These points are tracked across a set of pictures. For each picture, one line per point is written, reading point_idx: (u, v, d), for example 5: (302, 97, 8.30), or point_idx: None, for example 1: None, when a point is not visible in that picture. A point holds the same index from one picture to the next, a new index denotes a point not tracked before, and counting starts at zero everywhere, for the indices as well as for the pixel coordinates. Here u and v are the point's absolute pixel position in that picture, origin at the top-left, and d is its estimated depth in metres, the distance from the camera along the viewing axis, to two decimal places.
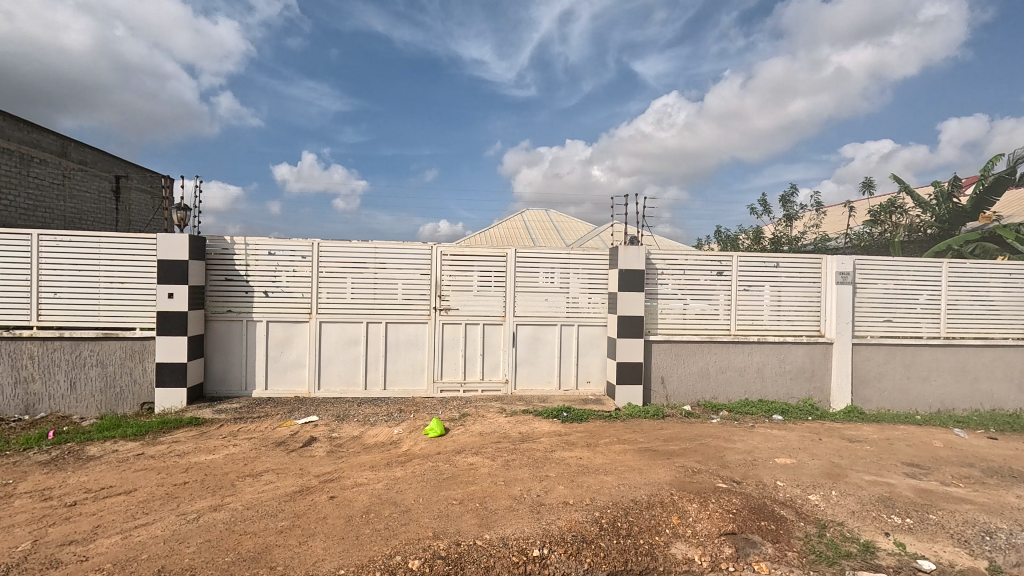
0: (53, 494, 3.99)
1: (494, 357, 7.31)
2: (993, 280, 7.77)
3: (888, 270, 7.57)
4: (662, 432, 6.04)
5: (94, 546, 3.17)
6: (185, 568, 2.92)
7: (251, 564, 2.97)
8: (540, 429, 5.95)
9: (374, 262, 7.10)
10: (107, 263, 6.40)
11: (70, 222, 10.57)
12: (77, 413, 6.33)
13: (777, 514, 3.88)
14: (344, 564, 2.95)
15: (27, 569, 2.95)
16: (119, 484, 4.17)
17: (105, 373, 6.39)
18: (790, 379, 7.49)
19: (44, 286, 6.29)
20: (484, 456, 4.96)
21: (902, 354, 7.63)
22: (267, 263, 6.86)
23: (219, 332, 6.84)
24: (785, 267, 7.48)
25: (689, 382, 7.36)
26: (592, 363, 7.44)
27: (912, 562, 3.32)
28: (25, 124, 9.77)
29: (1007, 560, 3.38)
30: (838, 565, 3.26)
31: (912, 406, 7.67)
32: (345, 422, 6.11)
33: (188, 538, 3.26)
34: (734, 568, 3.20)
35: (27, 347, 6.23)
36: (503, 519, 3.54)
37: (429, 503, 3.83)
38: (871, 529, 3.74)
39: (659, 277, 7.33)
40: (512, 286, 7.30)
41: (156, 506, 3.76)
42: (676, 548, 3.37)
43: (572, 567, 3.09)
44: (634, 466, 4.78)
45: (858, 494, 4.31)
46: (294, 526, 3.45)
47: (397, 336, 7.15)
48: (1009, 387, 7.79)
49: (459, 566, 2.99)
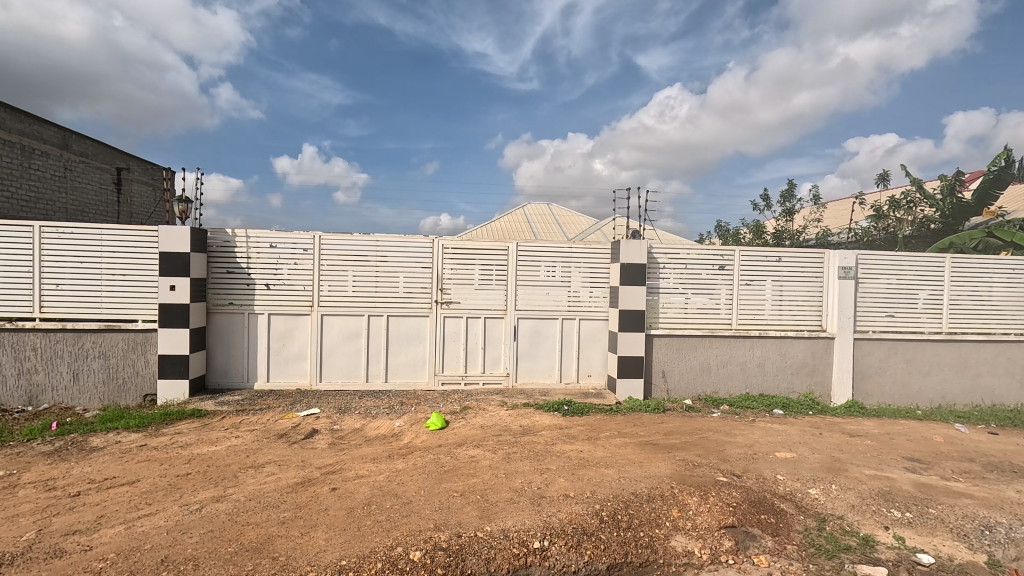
0: (56, 484, 4.02)
1: (496, 351, 7.32)
2: (995, 280, 7.75)
3: (890, 265, 7.55)
4: (663, 425, 6.05)
5: (98, 536, 3.20)
6: (189, 558, 2.93)
7: (254, 554, 2.99)
8: (541, 422, 5.97)
9: (375, 255, 7.09)
10: (108, 256, 6.40)
11: (72, 215, 10.62)
12: (80, 405, 6.36)
13: (777, 507, 3.90)
14: (347, 555, 2.97)
15: (31, 558, 2.96)
16: (121, 475, 4.19)
17: (107, 365, 6.42)
18: (791, 374, 7.49)
19: (46, 279, 6.29)
20: (486, 449, 4.98)
21: (904, 350, 7.63)
22: (268, 256, 6.86)
23: (220, 324, 6.85)
24: (787, 262, 7.46)
25: (690, 377, 7.36)
26: (593, 357, 7.45)
27: (911, 556, 3.33)
28: (26, 116, 9.70)
29: (1006, 555, 3.39)
30: (837, 559, 3.27)
31: (913, 401, 7.67)
32: (347, 414, 6.14)
33: (191, 529, 3.28)
34: (734, 561, 3.22)
35: (30, 338, 6.25)
36: (504, 512, 3.56)
37: (431, 495, 3.85)
38: (871, 523, 3.75)
39: (660, 272, 7.31)
40: (514, 280, 7.29)
41: (158, 497, 3.78)
42: (676, 540, 3.39)
43: (572, 559, 3.11)
44: (635, 459, 4.80)
45: (858, 488, 4.32)
46: (296, 517, 3.47)
47: (399, 329, 7.16)
48: (1010, 382, 7.78)
49: (460, 558, 3.00)
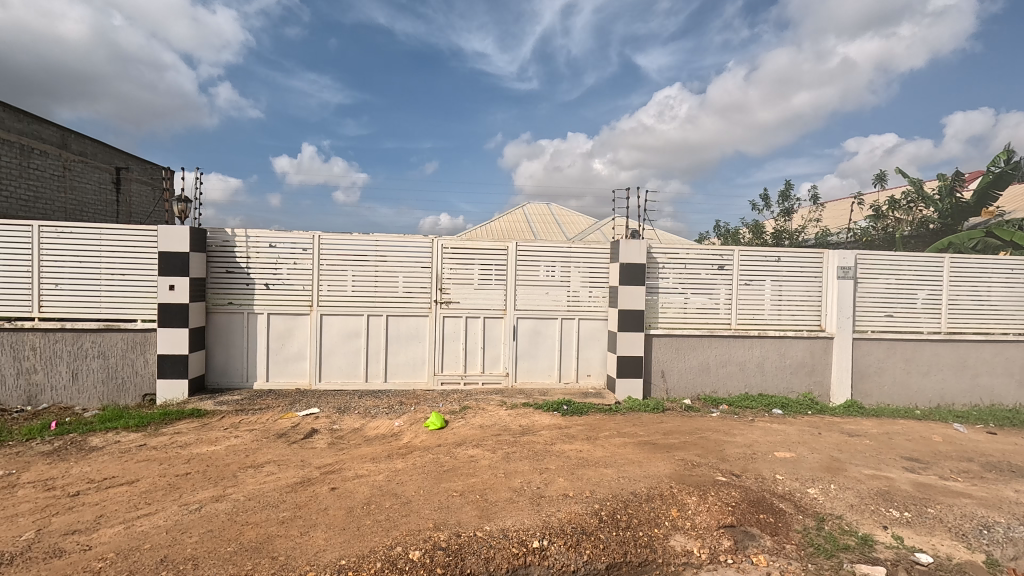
0: (56, 484, 4.01)
1: (495, 350, 7.32)
2: (994, 280, 7.77)
3: (889, 265, 7.56)
4: (663, 425, 6.06)
5: (97, 536, 3.20)
6: (188, 558, 2.94)
7: (253, 554, 2.98)
8: (541, 422, 5.98)
9: (375, 254, 7.09)
10: (108, 256, 6.40)
11: (71, 214, 10.60)
12: (79, 405, 6.35)
13: (776, 507, 3.90)
14: (346, 555, 2.97)
15: (30, 558, 2.96)
16: (120, 475, 4.18)
17: (107, 365, 6.41)
18: (790, 373, 7.50)
19: (45, 279, 6.29)
20: (485, 448, 4.98)
21: (903, 349, 7.64)
22: (268, 256, 6.86)
23: (220, 324, 6.85)
24: (786, 262, 7.47)
25: (690, 376, 7.37)
26: (592, 356, 7.45)
27: (910, 555, 3.34)
28: (25, 115, 9.69)
29: (1004, 554, 3.40)
30: (836, 558, 3.28)
31: (912, 401, 7.68)
32: (346, 413, 6.14)
33: (190, 529, 3.28)
34: (733, 560, 3.22)
35: (29, 338, 6.24)
36: (503, 511, 3.56)
37: (430, 495, 3.85)
38: (869, 523, 3.76)
39: (659, 271, 7.32)
40: (513, 280, 7.29)
41: (158, 497, 3.78)
42: (675, 540, 3.39)
43: (572, 558, 3.11)
44: (634, 459, 4.80)
45: (857, 488, 4.32)
46: (295, 517, 3.47)
47: (398, 329, 7.16)
48: (1009, 382, 7.80)
49: (459, 557, 3.01)
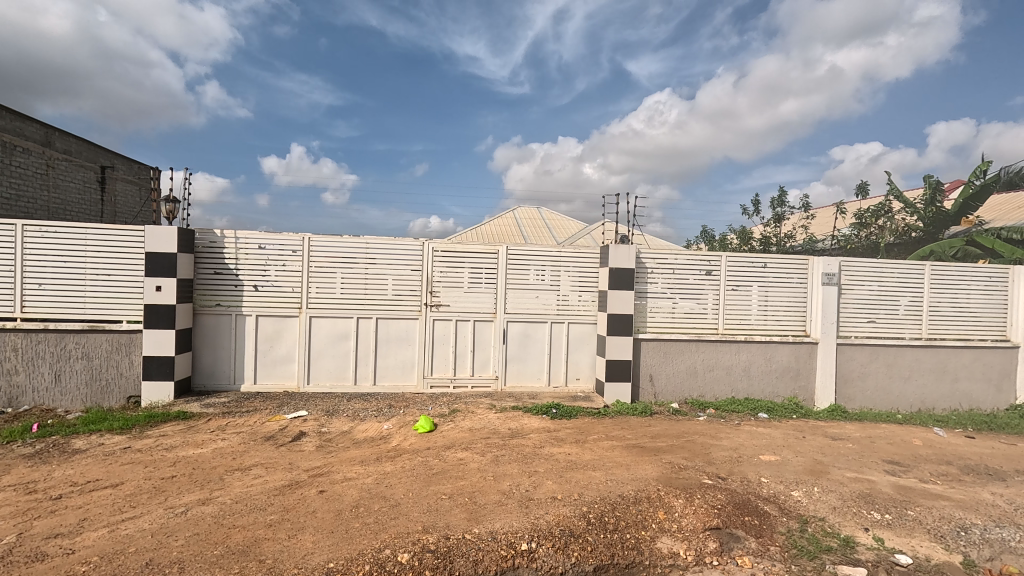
0: (38, 487, 3.95)
1: (485, 354, 7.34)
2: (973, 286, 7.96)
3: (873, 272, 7.72)
4: (650, 429, 6.11)
5: (80, 539, 3.16)
6: (174, 561, 2.91)
7: (240, 557, 2.97)
8: (530, 425, 5.99)
9: (364, 257, 7.08)
10: (92, 256, 6.31)
11: (54, 213, 10.43)
12: (62, 406, 6.24)
13: (761, 509, 3.96)
14: (334, 557, 2.96)
15: (12, 561, 2.92)
16: (105, 478, 4.13)
17: (91, 366, 6.31)
18: (776, 378, 7.61)
19: (29, 278, 6.19)
20: (474, 452, 4.98)
21: (885, 355, 7.79)
22: (257, 258, 6.82)
23: (207, 325, 6.79)
24: (772, 268, 7.59)
25: (677, 381, 7.45)
26: (581, 360, 7.50)
27: (890, 556, 3.41)
28: (6, 112, 9.50)
29: (981, 555, 3.49)
30: (818, 559, 3.34)
31: (894, 405, 7.84)
32: (334, 417, 6.10)
33: (177, 531, 3.26)
34: (719, 562, 3.27)
35: (10, 339, 6.12)
36: (492, 514, 3.58)
37: (419, 497, 3.85)
38: (852, 525, 3.84)
39: (648, 277, 7.39)
40: (503, 284, 7.32)
41: (144, 499, 3.75)
42: (662, 542, 3.43)
43: (560, 561, 3.13)
44: (622, 462, 4.83)
45: (840, 490, 4.41)
46: (284, 520, 3.46)
47: (387, 331, 7.15)
48: (986, 387, 8.00)
49: (448, 559, 3.01)
